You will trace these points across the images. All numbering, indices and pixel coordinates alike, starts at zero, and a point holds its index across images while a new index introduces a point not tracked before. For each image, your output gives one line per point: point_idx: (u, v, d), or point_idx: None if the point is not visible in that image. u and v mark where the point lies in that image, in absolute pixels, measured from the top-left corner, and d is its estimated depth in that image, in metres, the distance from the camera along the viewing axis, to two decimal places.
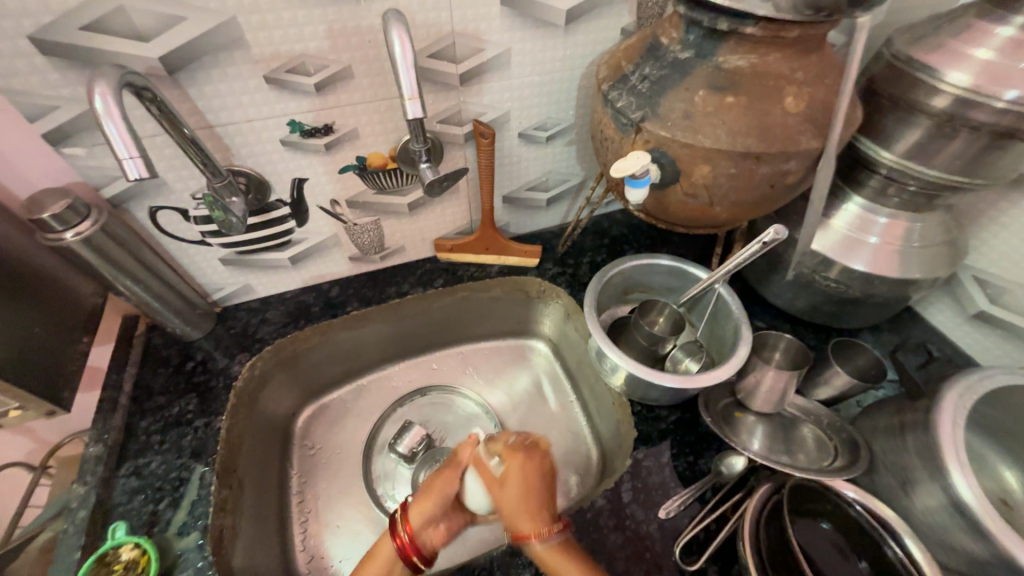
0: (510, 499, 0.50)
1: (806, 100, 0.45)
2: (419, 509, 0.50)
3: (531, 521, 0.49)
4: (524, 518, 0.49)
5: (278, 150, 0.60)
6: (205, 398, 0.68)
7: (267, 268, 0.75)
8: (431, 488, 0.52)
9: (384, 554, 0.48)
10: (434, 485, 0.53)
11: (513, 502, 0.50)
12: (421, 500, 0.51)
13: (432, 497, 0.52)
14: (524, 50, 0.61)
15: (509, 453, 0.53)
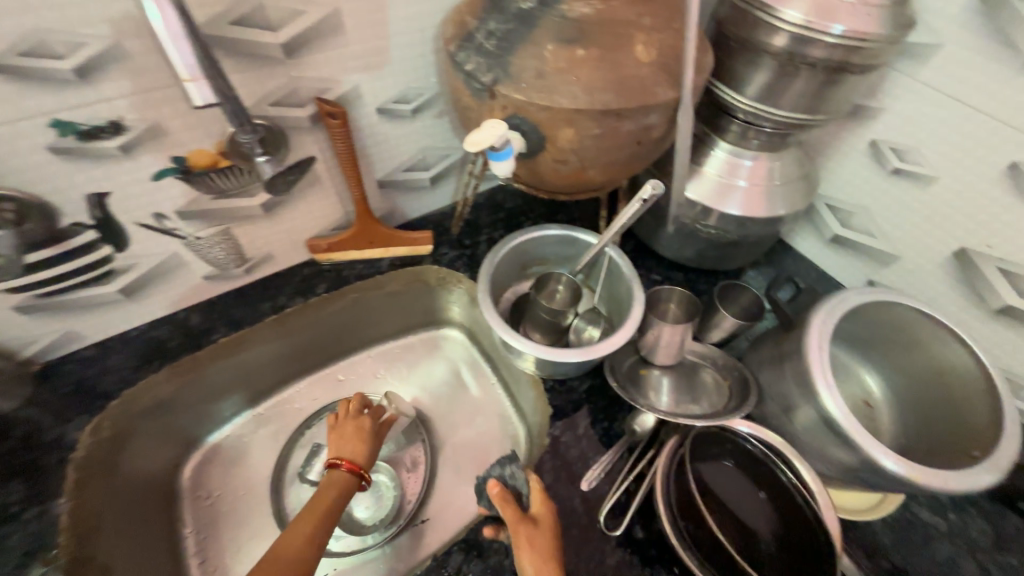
0: (536, 546, 0.49)
1: (656, 48, 0.43)
2: (347, 446, 0.69)
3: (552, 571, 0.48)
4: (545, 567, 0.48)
5: (50, 161, 0.46)
6: (36, 480, 0.55)
7: (91, 308, 0.61)
8: (349, 434, 0.71)
9: (332, 481, 0.65)
10: (354, 437, 0.71)
11: (538, 550, 0.49)
12: (343, 443, 0.70)
13: (348, 434, 0.71)
14: (357, 10, 0.52)
15: (541, 499, 0.54)
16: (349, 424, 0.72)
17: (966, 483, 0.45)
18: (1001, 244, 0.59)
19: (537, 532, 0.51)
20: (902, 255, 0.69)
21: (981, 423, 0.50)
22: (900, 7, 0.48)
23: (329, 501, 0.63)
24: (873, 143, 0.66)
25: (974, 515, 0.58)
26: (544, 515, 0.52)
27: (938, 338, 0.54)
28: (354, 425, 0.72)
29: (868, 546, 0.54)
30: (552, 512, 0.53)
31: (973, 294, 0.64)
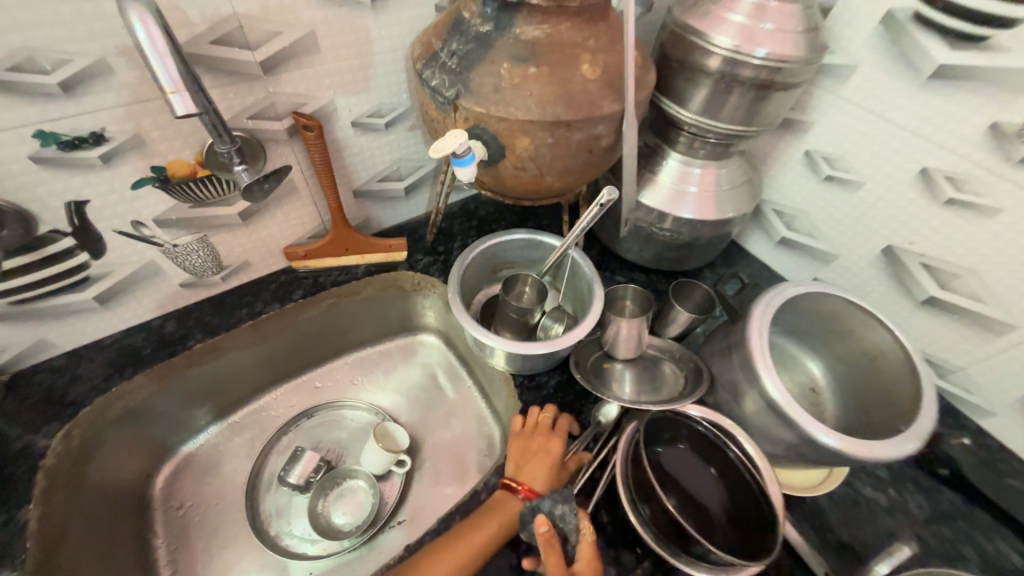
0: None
1: (601, 67, 0.48)
2: (537, 471, 0.57)
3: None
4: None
5: (31, 170, 0.48)
6: (1, 489, 0.55)
7: (65, 315, 0.62)
8: (544, 455, 0.59)
9: (509, 508, 0.55)
10: (544, 457, 0.58)
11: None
12: (534, 465, 0.58)
13: (541, 464, 0.58)
14: (332, 32, 0.57)
15: (589, 556, 0.50)
16: (552, 442, 0.59)
17: (890, 450, 0.49)
18: (921, 241, 0.65)
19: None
20: (840, 255, 0.76)
21: (905, 400, 0.55)
22: (815, 33, 0.55)
23: (502, 526, 0.53)
24: (808, 153, 0.73)
25: (911, 491, 0.62)
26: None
27: (866, 325, 0.59)
28: (546, 453, 0.59)
29: (817, 522, 0.58)
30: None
31: (902, 288, 0.70)
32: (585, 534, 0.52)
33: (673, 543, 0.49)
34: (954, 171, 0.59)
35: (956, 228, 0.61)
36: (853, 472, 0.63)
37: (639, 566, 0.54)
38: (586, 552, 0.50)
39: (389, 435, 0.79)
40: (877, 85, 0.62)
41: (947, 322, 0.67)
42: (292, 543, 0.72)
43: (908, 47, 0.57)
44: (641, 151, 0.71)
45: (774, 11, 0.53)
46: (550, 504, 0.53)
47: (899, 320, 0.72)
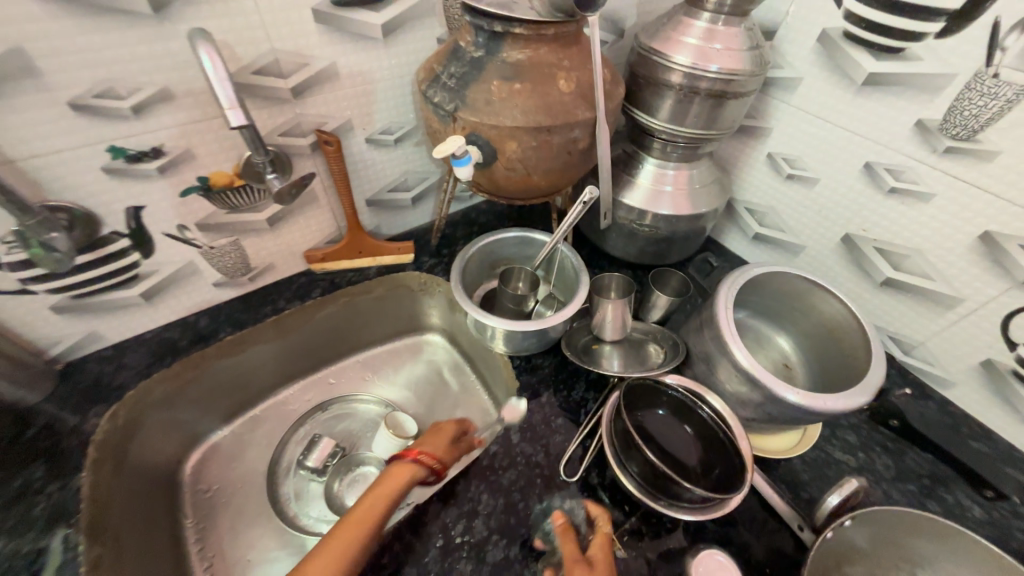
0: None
1: (574, 82, 0.58)
2: (427, 442, 0.64)
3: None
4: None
5: (102, 179, 0.58)
6: (57, 460, 0.61)
7: (115, 310, 0.70)
8: (439, 433, 0.65)
9: (401, 472, 0.59)
10: (441, 435, 0.66)
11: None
12: (428, 439, 0.64)
13: (440, 436, 0.65)
14: (351, 63, 0.67)
15: (603, 543, 0.54)
16: (446, 424, 0.67)
17: (845, 402, 0.55)
18: (873, 227, 0.73)
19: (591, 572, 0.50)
20: (806, 245, 0.84)
21: (861, 363, 0.61)
22: (760, 51, 0.65)
23: (395, 491, 0.57)
24: (769, 155, 0.82)
25: (880, 455, 0.68)
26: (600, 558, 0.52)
27: (825, 301, 0.67)
28: (443, 429, 0.66)
29: (790, 481, 0.64)
30: (611, 561, 0.52)
31: (862, 272, 0.77)
32: (598, 525, 0.57)
33: (658, 490, 0.54)
34: (893, 163, 0.67)
35: (901, 213, 0.69)
36: (825, 437, 0.69)
37: (627, 521, 0.59)
38: (600, 539, 0.55)
39: (400, 423, 0.83)
40: (820, 93, 0.71)
41: (903, 300, 0.74)
42: (309, 523, 0.77)
43: (841, 60, 0.67)
44: (620, 157, 0.80)
45: (722, 34, 0.63)
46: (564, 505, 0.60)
47: (863, 302, 0.79)
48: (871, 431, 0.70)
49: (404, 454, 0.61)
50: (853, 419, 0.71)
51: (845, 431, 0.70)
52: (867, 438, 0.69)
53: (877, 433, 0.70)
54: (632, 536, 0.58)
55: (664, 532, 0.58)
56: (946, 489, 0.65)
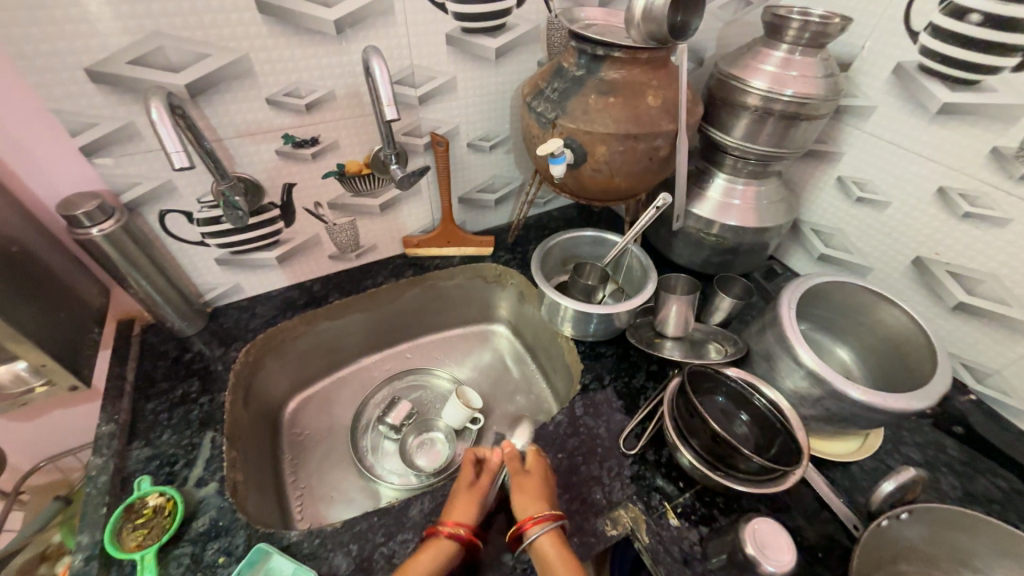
0: (527, 491, 0.59)
1: (661, 98, 0.67)
2: (453, 511, 0.58)
3: (542, 506, 0.57)
4: (535, 503, 0.58)
5: (273, 159, 0.73)
6: (206, 380, 0.76)
7: (256, 267, 0.86)
8: (456, 496, 0.60)
9: (436, 549, 0.54)
10: (461, 494, 0.60)
11: (529, 494, 0.59)
12: (449, 506, 0.59)
13: (462, 502, 0.59)
14: (467, 78, 0.81)
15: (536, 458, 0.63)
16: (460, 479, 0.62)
17: (908, 403, 0.58)
18: (945, 251, 0.75)
19: (528, 481, 0.60)
20: (874, 267, 0.86)
21: (926, 373, 0.63)
22: (834, 79, 0.71)
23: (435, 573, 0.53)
24: (839, 178, 0.86)
25: (947, 474, 0.67)
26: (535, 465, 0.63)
27: (891, 314, 0.69)
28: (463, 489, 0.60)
29: (847, 483, 0.66)
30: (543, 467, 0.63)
31: (934, 295, 0.78)
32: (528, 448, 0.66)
33: (717, 462, 0.58)
34: (967, 189, 0.70)
35: (973, 238, 0.71)
36: (885, 449, 0.69)
37: (680, 496, 0.64)
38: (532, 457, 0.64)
39: (467, 395, 0.93)
40: (894, 121, 0.76)
41: (977, 324, 0.74)
42: (384, 473, 0.87)
43: (916, 91, 0.71)
44: (692, 172, 0.87)
45: (798, 63, 0.70)
46: (620, 474, 0.66)
47: (935, 325, 0.79)
48: (937, 451, 0.70)
49: (432, 531, 0.56)
50: (918, 438, 0.71)
51: (909, 447, 0.70)
52: (932, 456, 0.69)
53: (944, 454, 0.70)
54: (685, 509, 0.62)
55: (716, 511, 0.62)
56: (1020, 516, 0.63)
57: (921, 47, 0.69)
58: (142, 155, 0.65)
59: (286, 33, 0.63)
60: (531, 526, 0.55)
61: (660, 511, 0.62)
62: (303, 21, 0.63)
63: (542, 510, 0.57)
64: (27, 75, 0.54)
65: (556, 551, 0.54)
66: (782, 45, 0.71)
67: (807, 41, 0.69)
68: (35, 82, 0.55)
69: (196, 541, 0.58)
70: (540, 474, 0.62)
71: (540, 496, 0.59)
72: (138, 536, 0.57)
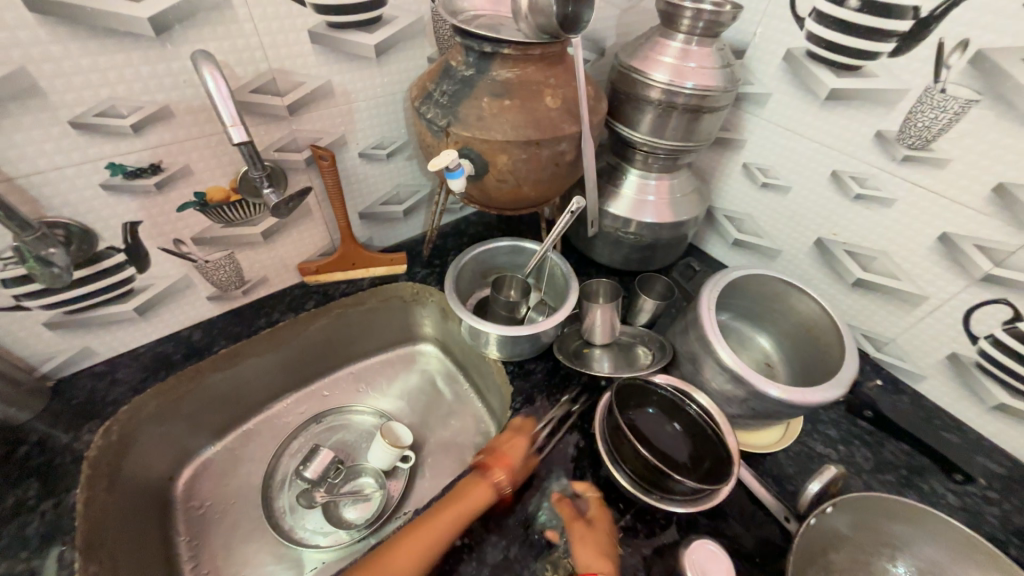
0: (591, 546, 0.56)
1: (560, 98, 0.61)
2: (512, 452, 0.62)
3: (610, 567, 0.54)
4: (599, 558, 0.55)
5: (100, 195, 0.59)
6: (49, 478, 0.61)
7: (107, 325, 0.70)
8: (514, 443, 0.64)
9: (475, 493, 0.58)
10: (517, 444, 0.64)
11: (593, 549, 0.56)
12: (507, 449, 0.63)
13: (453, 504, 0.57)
14: (345, 80, 0.70)
15: (601, 507, 0.61)
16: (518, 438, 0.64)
17: (823, 395, 0.58)
18: (842, 232, 0.78)
19: (592, 535, 0.58)
20: (782, 250, 0.88)
21: (837, 358, 0.65)
22: (730, 69, 0.69)
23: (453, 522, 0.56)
24: (744, 165, 0.86)
25: (859, 447, 0.71)
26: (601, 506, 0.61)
27: (801, 301, 0.71)
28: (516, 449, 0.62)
29: (775, 473, 0.67)
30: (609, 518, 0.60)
31: (836, 273, 0.81)
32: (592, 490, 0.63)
33: (652, 486, 0.56)
34: (857, 171, 0.72)
35: (866, 218, 0.74)
36: (807, 432, 0.72)
37: (621, 518, 0.61)
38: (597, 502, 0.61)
39: (395, 432, 0.84)
40: (788, 107, 0.76)
41: (874, 298, 0.78)
42: (305, 536, 0.77)
43: (806, 78, 0.72)
44: (605, 169, 0.84)
45: (696, 54, 0.67)
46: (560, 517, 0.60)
47: (839, 302, 0.83)
48: (849, 424, 0.74)
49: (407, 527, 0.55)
50: (833, 414, 0.75)
51: (826, 425, 0.73)
52: (846, 431, 0.73)
53: (855, 426, 0.73)
54: (626, 532, 0.59)
55: (657, 528, 0.59)
56: (922, 477, 0.68)
57: (807, 33, 0.69)
58: None
59: (83, 38, 0.49)
60: None
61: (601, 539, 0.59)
62: (101, 20, 0.49)
63: (605, 565, 0.54)
64: None
65: None
66: (678, 34, 0.68)
67: (702, 30, 0.66)
68: None
69: None
70: (607, 526, 0.59)
71: (606, 554, 0.56)
72: None
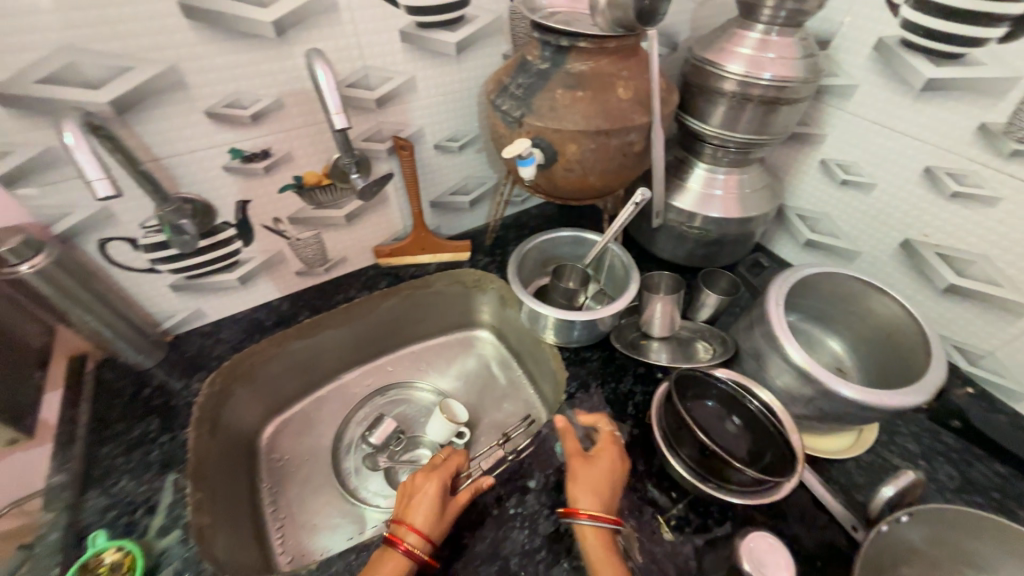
0: (580, 480, 0.58)
1: (632, 89, 0.63)
2: (413, 512, 0.57)
3: (593, 501, 0.56)
4: (587, 496, 0.57)
5: (221, 175, 0.68)
6: (167, 416, 0.71)
7: (216, 291, 0.81)
8: (414, 500, 0.59)
9: (391, 561, 0.53)
10: (417, 501, 0.58)
11: (585, 485, 0.58)
12: (408, 510, 0.58)
13: (423, 505, 0.58)
14: (427, 76, 0.75)
15: (608, 443, 0.62)
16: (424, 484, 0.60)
17: (902, 400, 0.55)
18: (933, 234, 0.72)
19: (586, 470, 0.59)
20: (861, 252, 0.83)
21: (921, 365, 0.61)
22: (813, 59, 0.67)
23: None
24: (822, 161, 0.83)
25: (944, 464, 0.66)
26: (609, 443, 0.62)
27: (881, 303, 0.67)
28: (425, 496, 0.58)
29: (844, 481, 0.63)
30: (614, 454, 0.61)
31: (924, 278, 0.76)
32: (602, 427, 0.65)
33: (709, 474, 0.56)
34: (955, 167, 0.67)
35: (962, 219, 0.68)
36: (882, 443, 0.67)
37: (673, 507, 0.61)
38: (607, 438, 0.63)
39: (451, 408, 0.88)
40: (876, 99, 0.72)
41: (968, 306, 0.72)
42: (368, 496, 0.83)
43: (898, 68, 0.68)
44: (671, 163, 0.84)
45: (775, 44, 0.66)
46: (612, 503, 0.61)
47: (926, 309, 0.77)
48: (932, 440, 0.68)
49: (391, 538, 0.55)
50: (913, 427, 0.70)
51: (905, 438, 0.68)
52: (929, 446, 0.67)
53: (940, 443, 0.68)
54: (678, 521, 0.60)
55: (711, 522, 0.59)
56: (1019, 503, 0.62)
57: (902, 21, 0.65)
58: (69, 182, 0.59)
59: (221, 39, 0.58)
60: (579, 518, 0.55)
61: (653, 525, 0.59)
62: (236, 24, 0.58)
63: (592, 501, 0.56)
64: None
65: (599, 545, 0.54)
66: (757, 25, 0.67)
67: (783, 19, 0.65)
68: None
69: None
70: (612, 462, 0.60)
71: (595, 489, 0.57)
72: None
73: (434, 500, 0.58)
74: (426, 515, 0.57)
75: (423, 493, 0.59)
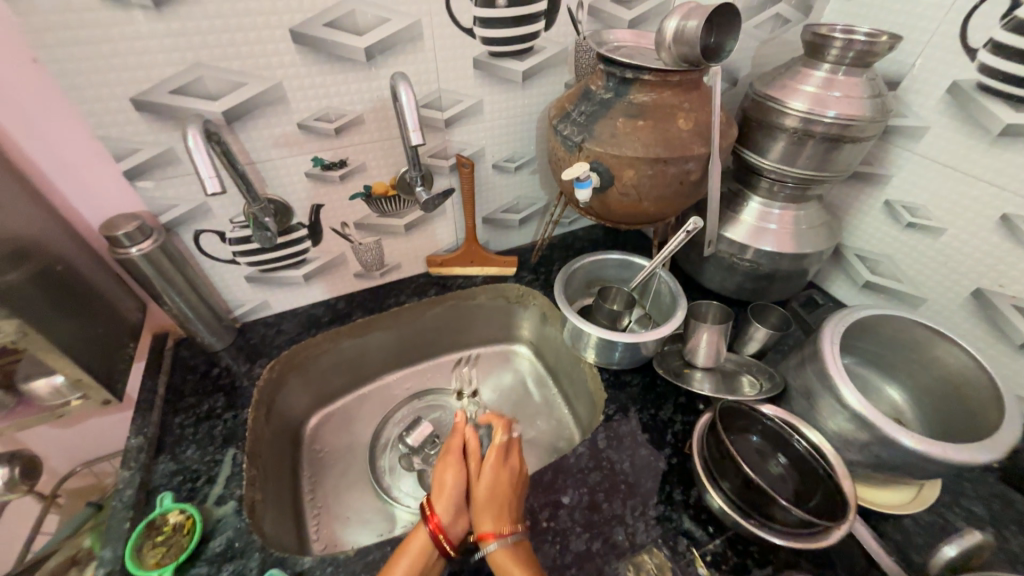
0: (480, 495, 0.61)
1: (692, 121, 0.65)
2: (441, 499, 0.61)
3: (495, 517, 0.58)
4: (491, 516, 0.58)
5: (303, 181, 0.75)
6: (231, 396, 0.78)
7: (283, 286, 0.88)
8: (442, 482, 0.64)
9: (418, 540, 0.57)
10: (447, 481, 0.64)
11: (486, 505, 0.59)
12: (436, 495, 0.62)
13: (449, 487, 0.62)
14: (493, 101, 0.81)
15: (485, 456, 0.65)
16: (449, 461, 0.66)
17: (971, 456, 0.52)
18: (1010, 284, 0.68)
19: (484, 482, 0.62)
20: (927, 298, 0.79)
21: (992, 421, 0.57)
22: (881, 99, 0.67)
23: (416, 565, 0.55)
24: (886, 202, 0.80)
25: (1017, 534, 0.60)
26: (491, 466, 0.64)
27: (947, 352, 0.64)
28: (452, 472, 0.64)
29: (900, 539, 0.59)
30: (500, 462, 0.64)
31: (997, 330, 0.71)
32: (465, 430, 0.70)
33: (752, 510, 0.54)
34: None
35: None
36: (945, 502, 0.63)
37: (710, 542, 0.59)
38: (493, 458, 0.65)
39: None
40: (949, 142, 0.70)
41: None
42: (400, 496, 0.85)
43: (974, 111, 0.66)
44: (724, 194, 0.84)
45: (841, 83, 0.66)
46: (646, 530, 0.60)
47: (1000, 364, 0.72)
48: (1005, 506, 0.63)
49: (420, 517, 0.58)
50: (982, 490, 0.64)
51: (972, 501, 0.63)
52: (1000, 513, 0.62)
53: (1014, 510, 0.62)
54: (715, 558, 0.58)
55: (750, 562, 0.57)
56: None
57: (980, 65, 0.64)
58: (180, 179, 0.67)
59: (321, 61, 0.65)
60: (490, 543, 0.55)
61: (688, 558, 0.58)
62: (335, 49, 0.65)
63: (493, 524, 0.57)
64: (75, 105, 0.57)
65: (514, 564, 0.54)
66: (823, 64, 0.68)
67: (851, 59, 0.65)
68: (83, 111, 0.58)
69: (212, 561, 0.59)
70: (498, 474, 0.63)
71: (496, 504, 0.59)
72: (157, 553, 0.59)
73: (457, 481, 0.63)
74: (451, 493, 0.62)
75: (449, 470, 0.64)
